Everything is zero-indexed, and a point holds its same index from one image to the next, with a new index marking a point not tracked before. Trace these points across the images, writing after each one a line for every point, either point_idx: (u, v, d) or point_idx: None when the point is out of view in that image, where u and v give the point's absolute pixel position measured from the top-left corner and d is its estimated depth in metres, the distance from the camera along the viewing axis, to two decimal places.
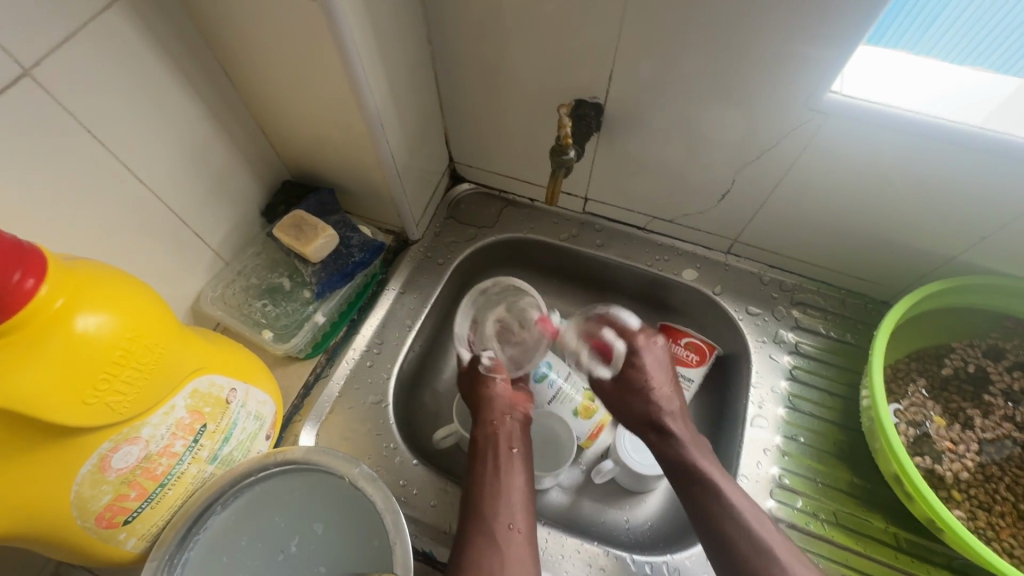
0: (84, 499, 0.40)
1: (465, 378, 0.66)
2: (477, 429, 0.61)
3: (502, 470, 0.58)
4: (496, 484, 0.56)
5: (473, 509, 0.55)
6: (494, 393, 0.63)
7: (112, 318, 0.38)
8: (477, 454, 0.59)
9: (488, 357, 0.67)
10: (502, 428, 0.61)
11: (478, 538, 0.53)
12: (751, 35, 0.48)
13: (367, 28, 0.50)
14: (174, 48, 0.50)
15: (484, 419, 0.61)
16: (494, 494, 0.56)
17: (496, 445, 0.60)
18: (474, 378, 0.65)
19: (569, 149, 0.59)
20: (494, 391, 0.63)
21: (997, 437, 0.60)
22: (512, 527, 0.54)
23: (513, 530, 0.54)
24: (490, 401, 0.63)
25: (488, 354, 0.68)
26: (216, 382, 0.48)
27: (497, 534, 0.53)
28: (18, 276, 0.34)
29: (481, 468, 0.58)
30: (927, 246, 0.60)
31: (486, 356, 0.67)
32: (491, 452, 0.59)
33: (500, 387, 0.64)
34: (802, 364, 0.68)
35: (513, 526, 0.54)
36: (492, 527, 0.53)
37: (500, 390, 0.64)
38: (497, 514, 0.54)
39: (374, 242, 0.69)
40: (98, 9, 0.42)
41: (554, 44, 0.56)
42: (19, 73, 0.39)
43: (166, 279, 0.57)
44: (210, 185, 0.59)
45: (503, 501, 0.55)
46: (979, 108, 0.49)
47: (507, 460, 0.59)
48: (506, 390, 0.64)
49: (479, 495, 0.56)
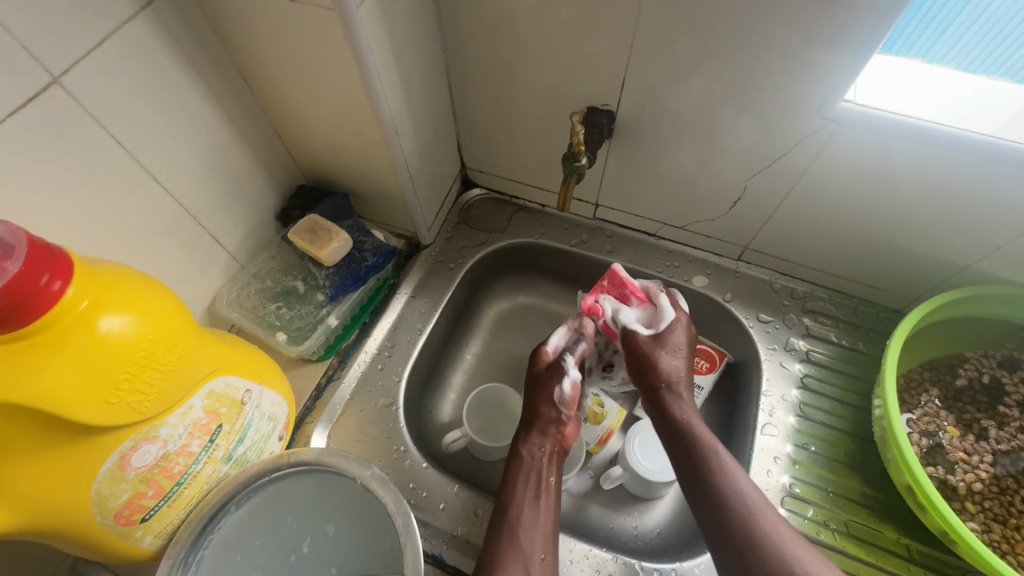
0: (103, 496, 0.41)
1: (528, 399, 0.66)
2: (525, 449, 0.62)
3: (541, 500, 0.58)
4: (534, 512, 0.56)
5: (494, 534, 0.55)
6: (552, 418, 0.64)
7: (134, 319, 0.39)
8: (515, 480, 0.59)
9: (570, 382, 0.64)
10: (548, 455, 0.62)
11: (506, 560, 0.53)
12: (765, 42, 0.48)
13: (382, 35, 0.50)
14: (195, 55, 0.51)
15: (531, 441, 0.62)
16: (531, 522, 0.56)
17: (541, 473, 0.60)
18: (541, 398, 0.65)
19: (581, 156, 0.59)
20: (552, 419, 0.64)
21: (1012, 449, 0.59)
22: (544, 557, 0.54)
23: (545, 561, 0.54)
24: (546, 426, 0.63)
25: (572, 375, 0.65)
26: (231, 384, 0.49)
27: (531, 562, 0.53)
28: (46, 278, 0.35)
29: (520, 493, 0.58)
30: (941, 255, 0.60)
31: (569, 380, 0.64)
32: (534, 477, 0.59)
33: (563, 418, 0.64)
34: (813, 372, 0.68)
35: (545, 556, 0.54)
36: (524, 553, 0.53)
37: (557, 418, 0.64)
38: (532, 543, 0.54)
39: (386, 247, 0.70)
40: (124, 18, 0.44)
41: (568, 51, 0.57)
42: (49, 81, 0.40)
43: (183, 281, 0.58)
44: (228, 190, 0.60)
45: (537, 529, 0.55)
46: (992, 117, 0.48)
47: (545, 489, 0.59)
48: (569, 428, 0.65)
49: (516, 519, 0.55)
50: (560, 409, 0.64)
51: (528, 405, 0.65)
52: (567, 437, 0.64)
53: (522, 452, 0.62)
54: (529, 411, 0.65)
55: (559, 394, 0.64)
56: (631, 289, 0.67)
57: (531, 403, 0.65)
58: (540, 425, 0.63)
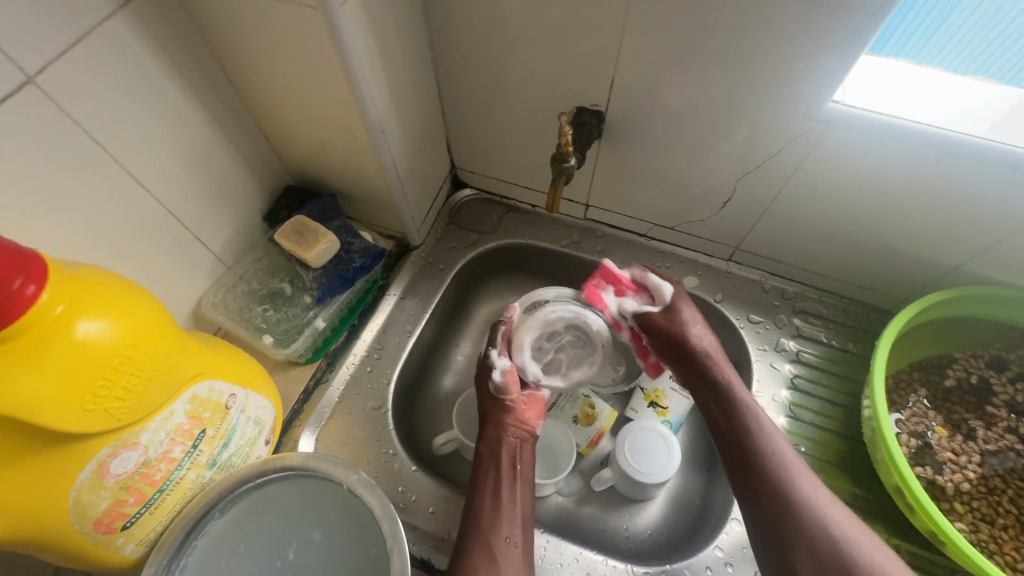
0: (82, 504, 0.40)
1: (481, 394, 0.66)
2: (481, 445, 0.62)
3: (503, 488, 0.58)
4: (497, 499, 0.57)
5: (469, 524, 0.56)
6: (506, 411, 0.63)
7: (112, 324, 0.38)
8: (478, 469, 0.60)
9: (500, 371, 0.65)
10: (508, 447, 0.61)
11: (474, 549, 0.53)
12: (754, 41, 0.48)
13: (367, 34, 0.50)
14: (177, 54, 0.50)
15: (488, 437, 0.62)
16: (494, 508, 0.56)
17: (503, 461, 0.60)
18: (487, 397, 0.65)
19: (570, 157, 0.59)
20: (502, 411, 0.63)
21: (1000, 449, 0.59)
22: (510, 540, 0.54)
23: (512, 544, 0.54)
24: (495, 417, 0.63)
25: (502, 364, 0.66)
26: (215, 388, 0.48)
27: (495, 546, 0.54)
28: (19, 283, 0.34)
29: (483, 482, 0.58)
30: (931, 256, 0.60)
31: (499, 369, 0.65)
32: (495, 467, 0.60)
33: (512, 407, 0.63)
34: (803, 373, 0.68)
35: (510, 540, 0.55)
36: (489, 538, 0.54)
37: (512, 409, 0.63)
38: (496, 527, 0.55)
39: (374, 248, 0.70)
40: (102, 17, 0.43)
41: (556, 51, 0.57)
42: (23, 80, 0.39)
43: (167, 283, 0.57)
44: (213, 191, 0.59)
45: (501, 514, 0.56)
46: (980, 118, 0.48)
47: (509, 474, 0.59)
48: (521, 411, 0.64)
49: (479, 508, 0.56)
50: (506, 398, 0.64)
51: (482, 403, 0.65)
52: (527, 421, 0.64)
53: (478, 449, 0.62)
54: (483, 404, 0.65)
55: (493, 384, 0.65)
56: (628, 283, 0.69)
57: (481, 404, 0.65)
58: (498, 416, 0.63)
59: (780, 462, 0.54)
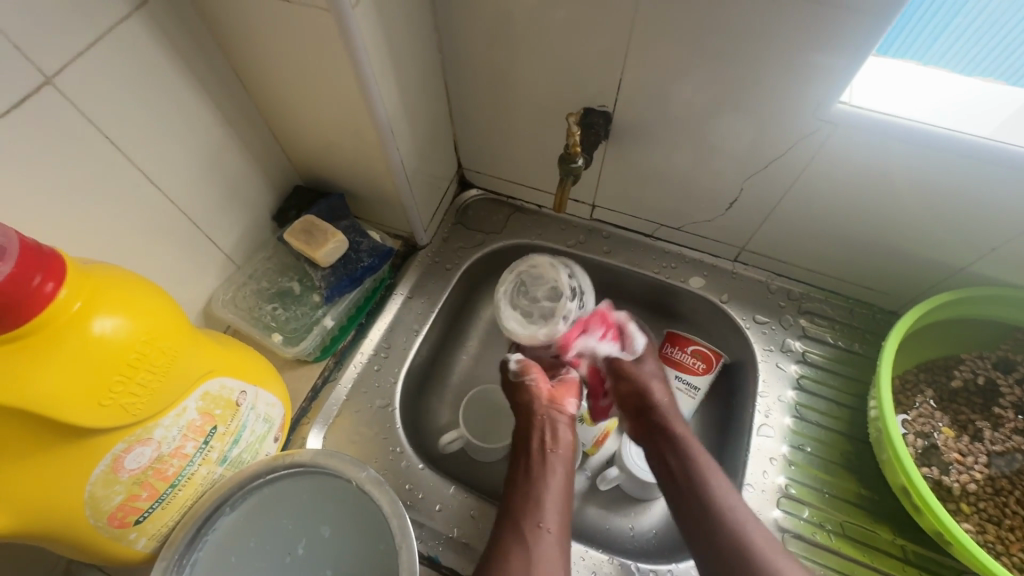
0: (97, 499, 0.41)
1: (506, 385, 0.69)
2: (517, 433, 0.64)
3: (536, 473, 0.60)
4: (530, 484, 0.59)
5: (506, 512, 0.57)
6: (531, 396, 0.65)
7: (128, 320, 0.39)
8: (515, 459, 0.62)
9: (517, 360, 0.68)
10: (538, 430, 0.63)
11: (505, 537, 0.55)
12: (759, 42, 0.49)
13: (377, 35, 0.50)
14: (190, 55, 0.51)
15: (522, 423, 0.64)
16: (526, 496, 0.58)
17: (535, 446, 0.62)
18: (512, 387, 0.67)
19: (577, 157, 0.59)
20: (529, 394, 0.65)
21: (1007, 450, 0.59)
22: (542, 526, 0.55)
23: (545, 530, 0.55)
24: (524, 403, 0.65)
25: (516, 355, 0.69)
26: (226, 385, 0.48)
27: (525, 531, 0.55)
28: (38, 280, 0.34)
29: (518, 471, 0.61)
30: (937, 257, 0.60)
31: (512, 359, 0.69)
32: (526, 454, 0.62)
33: (535, 389, 0.65)
34: (809, 373, 0.68)
35: (543, 525, 0.55)
36: (521, 525, 0.55)
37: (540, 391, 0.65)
38: (529, 515, 0.56)
39: (383, 248, 0.71)
40: (118, 19, 0.43)
41: (564, 53, 0.57)
42: (42, 81, 0.40)
43: (178, 282, 0.58)
44: (223, 190, 0.60)
45: (536, 501, 0.57)
46: (987, 119, 0.48)
47: (546, 458, 0.61)
48: (543, 390, 0.66)
49: (512, 497, 0.58)
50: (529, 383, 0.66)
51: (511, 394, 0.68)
52: (559, 400, 0.65)
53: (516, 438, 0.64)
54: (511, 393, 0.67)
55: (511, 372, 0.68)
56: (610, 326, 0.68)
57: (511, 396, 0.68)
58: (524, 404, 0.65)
59: (734, 516, 0.54)
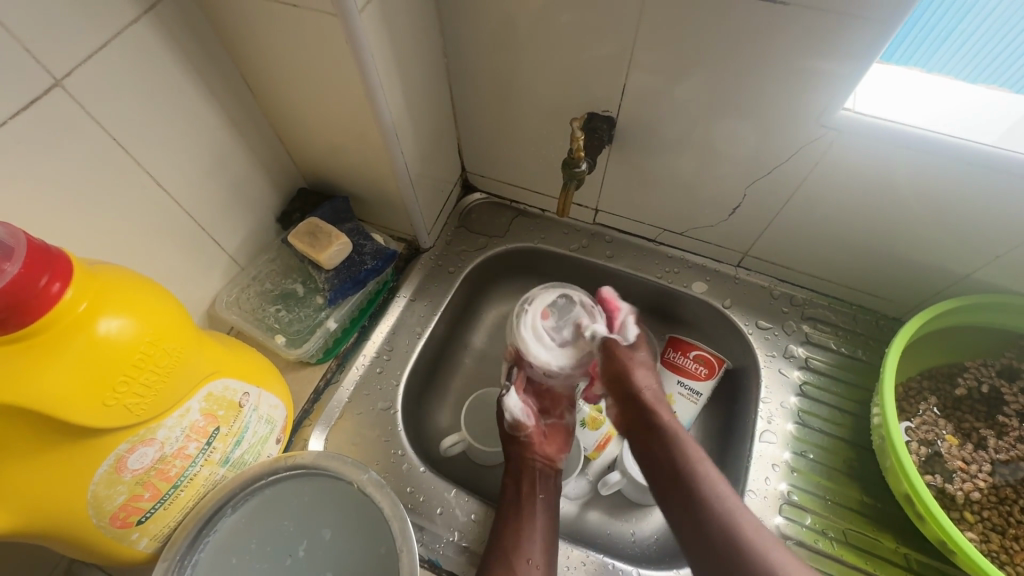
0: (100, 498, 0.41)
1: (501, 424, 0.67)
2: (507, 474, 0.63)
3: (525, 509, 0.59)
4: (519, 517, 0.58)
5: (492, 547, 0.56)
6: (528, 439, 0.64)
7: (133, 321, 0.39)
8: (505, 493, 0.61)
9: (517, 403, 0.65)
10: (530, 472, 0.62)
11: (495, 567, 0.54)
12: (763, 49, 0.49)
13: (384, 40, 0.51)
14: (197, 57, 0.51)
15: (513, 464, 0.63)
16: (516, 530, 0.57)
17: (523, 488, 0.61)
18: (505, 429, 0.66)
19: (581, 162, 0.60)
20: (526, 440, 0.64)
21: (1011, 458, 0.59)
22: (530, 561, 0.55)
23: (531, 564, 0.54)
24: (521, 446, 0.64)
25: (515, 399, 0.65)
26: (229, 387, 0.49)
27: (515, 564, 0.54)
28: (45, 280, 0.35)
29: (507, 505, 0.59)
30: (941, 264, 0.60)
31: (512, 401, 0.65)
32: (518, 493, 0.61)
33: (531, 435, 0.64)
34: (813, 380, 0.68)
35: (531, 560, 0.55)
36: (511, 559, 0.54)
37: (534, 436, 0.65)
38: (518, 549, 0.55)
39: (386, 250, 0.70)
40: (127, 22, 0.44)
41: (568, 57, 0.57)
42: (52, 83, 0.40)
43: (182, 283, 0.58)
44: (229, 191, 0.60)
45: (524, 537, 0.56)
46: (991, 127, 0.48)
47: (530, 500, 0.60)
48: (540, 440, 0.65)
49: (502, 530, 0.57)
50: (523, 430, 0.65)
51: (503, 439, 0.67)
52: (550, 454, 0.65)
53: (505, 478, 0.63)
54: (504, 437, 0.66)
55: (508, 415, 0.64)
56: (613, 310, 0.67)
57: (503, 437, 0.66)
58: (520, 445, 0.64)
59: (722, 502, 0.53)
